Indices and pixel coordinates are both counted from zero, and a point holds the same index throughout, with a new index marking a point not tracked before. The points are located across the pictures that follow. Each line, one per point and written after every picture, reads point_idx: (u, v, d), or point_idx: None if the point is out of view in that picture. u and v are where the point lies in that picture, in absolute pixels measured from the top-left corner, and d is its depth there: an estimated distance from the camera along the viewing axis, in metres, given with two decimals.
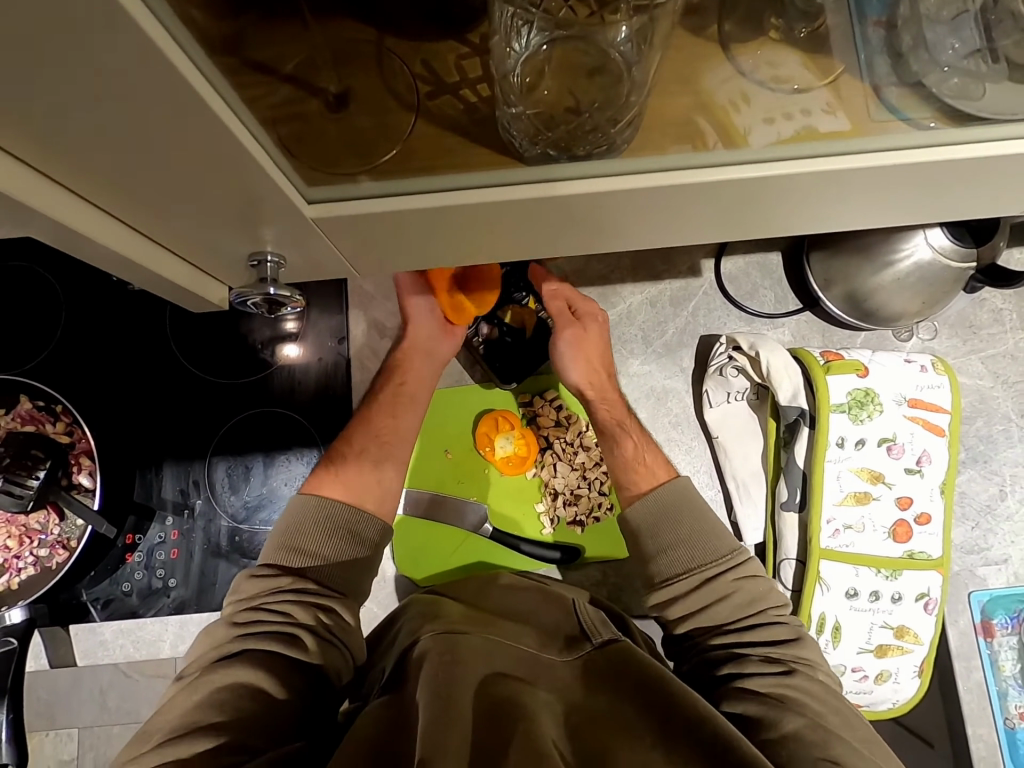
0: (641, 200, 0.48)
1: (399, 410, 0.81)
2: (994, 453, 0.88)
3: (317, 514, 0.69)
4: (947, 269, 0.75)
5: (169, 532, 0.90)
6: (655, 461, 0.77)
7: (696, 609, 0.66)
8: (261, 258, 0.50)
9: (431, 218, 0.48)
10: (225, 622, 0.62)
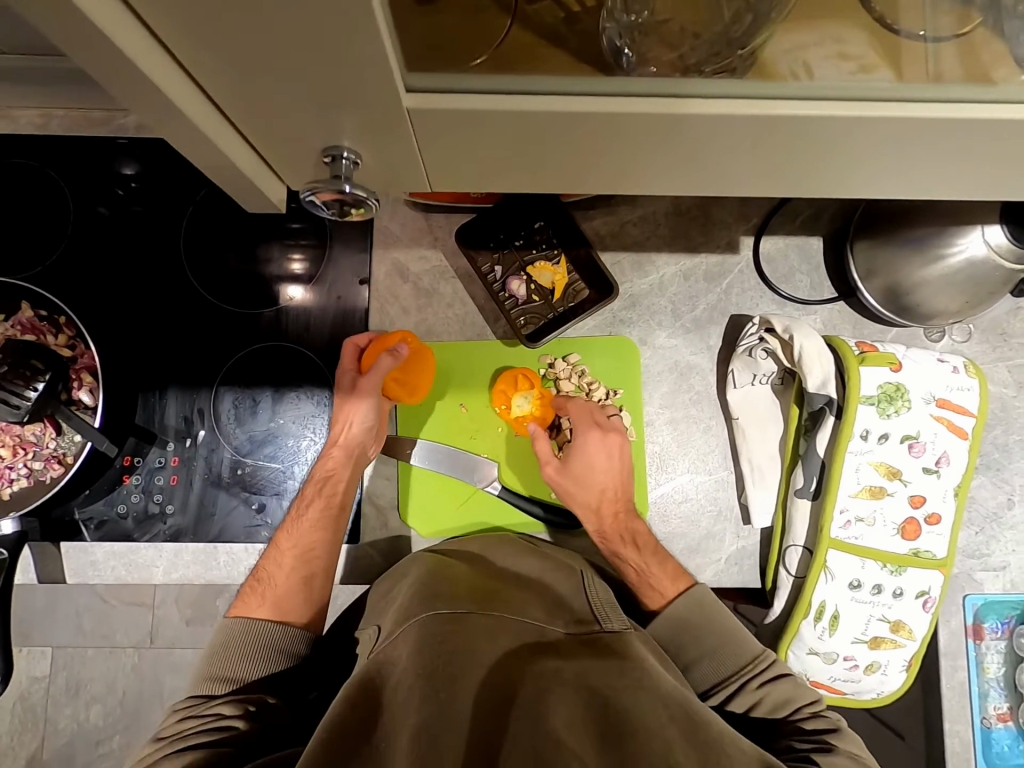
0: (726, 135, 0.47)
1: (317, 513, 0.78)
2: (1007, 462, 0.88)
3: (236, 639, 0.67)
4: (998, 269, 0.73)
5: (170, 458, 0.88)
6: (663, 575, 0.76)
7: (740, 705, 0.67)
8: (336, 153, 0.50)
9: (516, 125, 0.46)
10: (148, 746, 0.61)
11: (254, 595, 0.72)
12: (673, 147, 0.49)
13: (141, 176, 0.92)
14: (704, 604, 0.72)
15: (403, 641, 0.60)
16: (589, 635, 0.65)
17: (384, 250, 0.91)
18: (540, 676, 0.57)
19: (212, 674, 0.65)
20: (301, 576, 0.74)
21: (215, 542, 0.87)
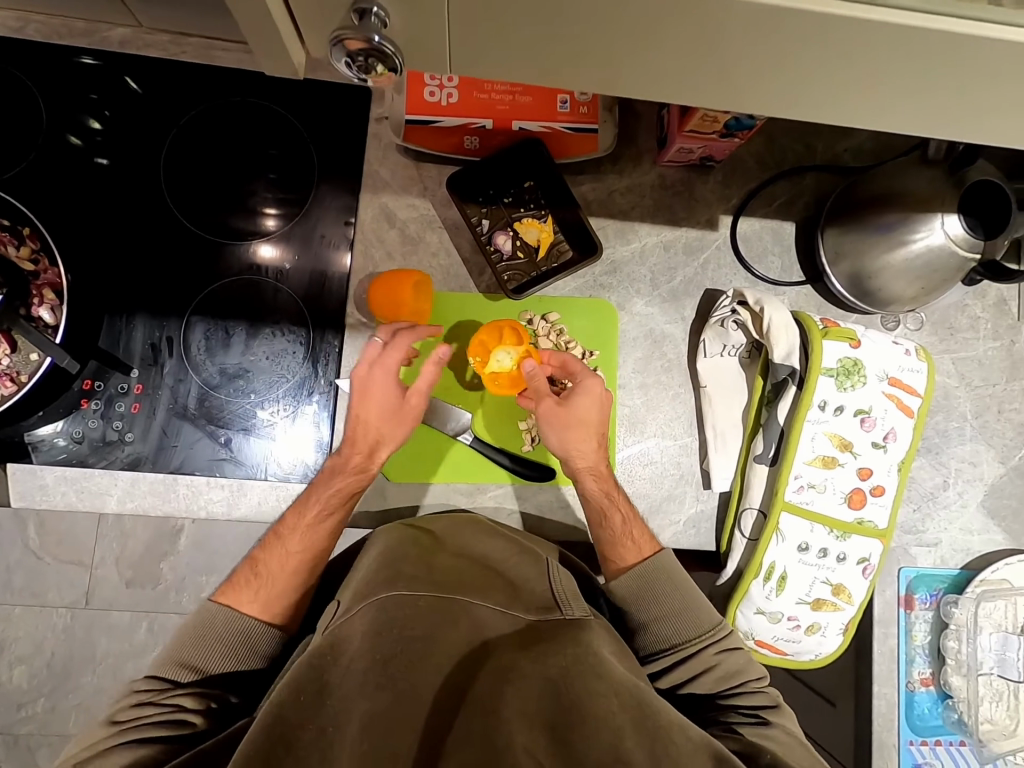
0: (761, 30, 0.39)
1: (326, 522, 0.76)
2: (945, 446, 0.95)
3: (206, 630, 0.69)
4: (953, 256, 0.77)
5: (134, 385, 0.86)
6: (641, 534, 0.78)
7: (680, 659, 0.71)
8: (365, 7, 0.39)
9: (560, 5, 0.38)
10: (105, 724, 0.64)
11: (245, 587, 0.72)
12: (699, 55, 0.42)
13: (125, 99, 0.89)
14: (669, 575, 0.75)
15: (357, 622, 0.59)
16: (547, 619, 0.63)
17: (373, 194, 0.91)
18: (495, 673, 0.58)
19: (178, 659, 0.67)
20: (295, 577, 0.74)
21: (175, 474, 0.85)
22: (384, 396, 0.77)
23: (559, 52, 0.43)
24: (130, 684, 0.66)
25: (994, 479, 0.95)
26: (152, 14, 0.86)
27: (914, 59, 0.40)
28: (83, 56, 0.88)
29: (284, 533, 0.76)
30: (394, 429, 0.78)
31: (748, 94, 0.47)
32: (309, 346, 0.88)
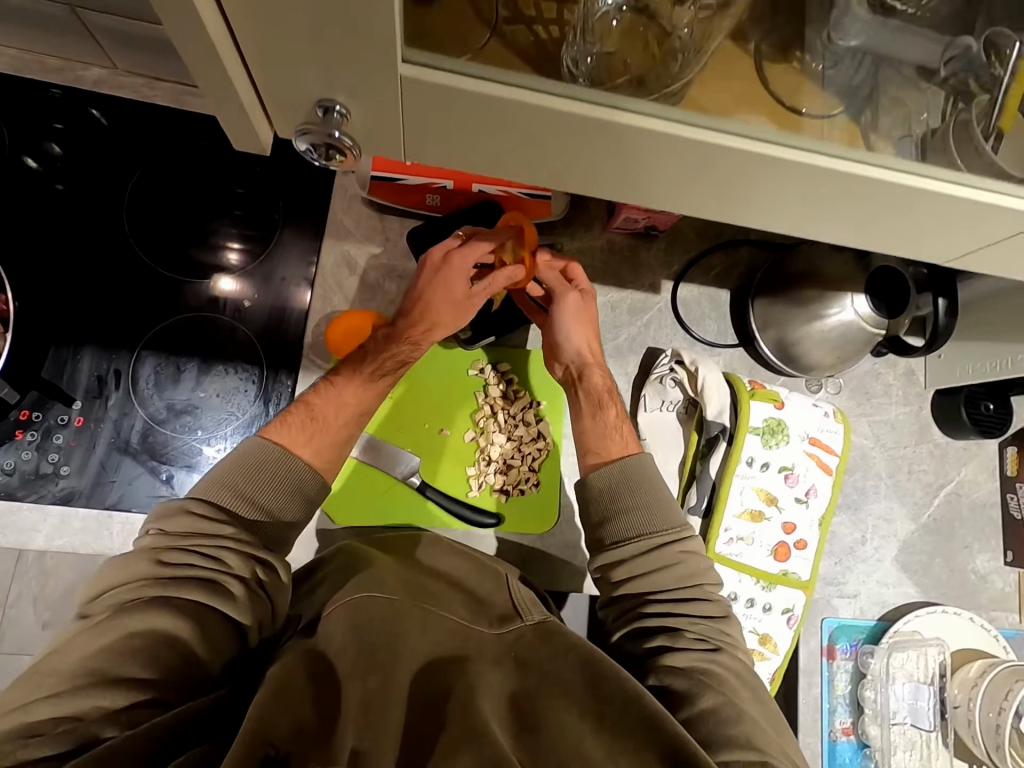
0: (673, 155, 0.45)
1: (379, 385, 0.79)
2: (862, 503, 1.02)
3: (261, 465, 0.67)
4: (862, 331, 0.87)
5: (74, 417, 0.84)
6: (626, 433, 0.79)
7: (639, 573, 0.70)
8: (329, 103, 0.41)
9: (506, 127, 0.43)
10: (151, 559, 0.60)
11: (301, 430, 0.72)
12: (617, 162, 0.46)
13: (92, 132, 0.91)
14: (647, 474, 0.74)
15: (333, 625, 0.60)
16: (511, 631, 0.66)
17: (336, 241, 0.94)
18: (465, 673, 0.59)
19: (231, 486, 0.65)
20: (345, 439, 0.76)
21: (109, 510, 0.83)
22: (449, 291, 0.79)
23: (496, 167, 0.47)
24: (184, 501, 0.64)
25: (906, 535, 1.03)
26: (130, 60, 0.89)
27: (825, 197, 0.49)
28: (52, 91, 0.90)
29: (340, 386, 0.77)
30: (450, 322, 0.80)
31: (666, 204, 0.53)
32: (262, 384, 0.89)
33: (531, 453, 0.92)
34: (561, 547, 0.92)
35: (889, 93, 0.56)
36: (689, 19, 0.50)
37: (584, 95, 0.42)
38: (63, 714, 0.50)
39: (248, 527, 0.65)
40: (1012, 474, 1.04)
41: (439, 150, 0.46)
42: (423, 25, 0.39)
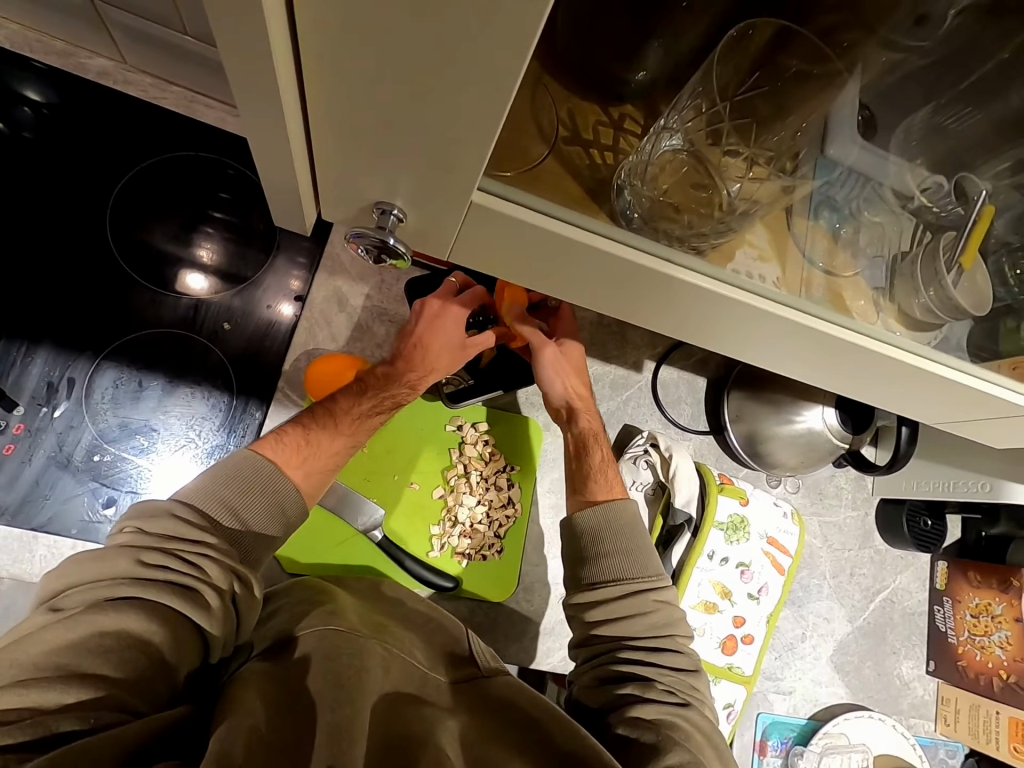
0: (710, 307, 0.47)
1: (371, 419, 0.75)
2: (806, 600, 1.06)
3: (250, 479, 0.62)
4: (828, 442, 0.92)
5: (13, 425, 0.78)
6: (615, 475, 0.78)
7: (612, 616, 0.67)
8: (387, 207, 0.41)
9: (550, 255, 0.44)
10: (130, 556, 0.52)
11: (295, 450, 0.67)
12: (655, 301, 0.48)
13: (84, 119, 0.87)
14: (632, 524, 0.72)
15: (299, 651, 0.57)
16: (468, 682, 0.64)
17: (329, 275, 0.91)
18: (430, 714, 0.55)
19: (216, 493, 0.59)
20: (334, 466, 0.71)
21: (37, 530, 0.77)
22: (453, 334, 0.76)
23: (541, 286, 0.48)
24: (170, 502, 0.57)
25: (842, 636, 1.07)
26: (141, 58, 0.85)
27: (835, 362, 0.52)
28: (32, 66, 0.84)
29: (336, 414, 0.73)
30: (451, 367, 0.78)
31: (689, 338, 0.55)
32: (228, 413, 0.84)
33: (498, 520, 0.91)
34: (516, 616, 0.90)
35: (868, 225, 0.53)
36: (741, 174, 0.45)
37: (639, 242, 0.43)
38: (27, 706, 0.42)
39: (231, 539, 0.59)
40: (941, 587, 1.09)
41: (493, 266, 0.47)
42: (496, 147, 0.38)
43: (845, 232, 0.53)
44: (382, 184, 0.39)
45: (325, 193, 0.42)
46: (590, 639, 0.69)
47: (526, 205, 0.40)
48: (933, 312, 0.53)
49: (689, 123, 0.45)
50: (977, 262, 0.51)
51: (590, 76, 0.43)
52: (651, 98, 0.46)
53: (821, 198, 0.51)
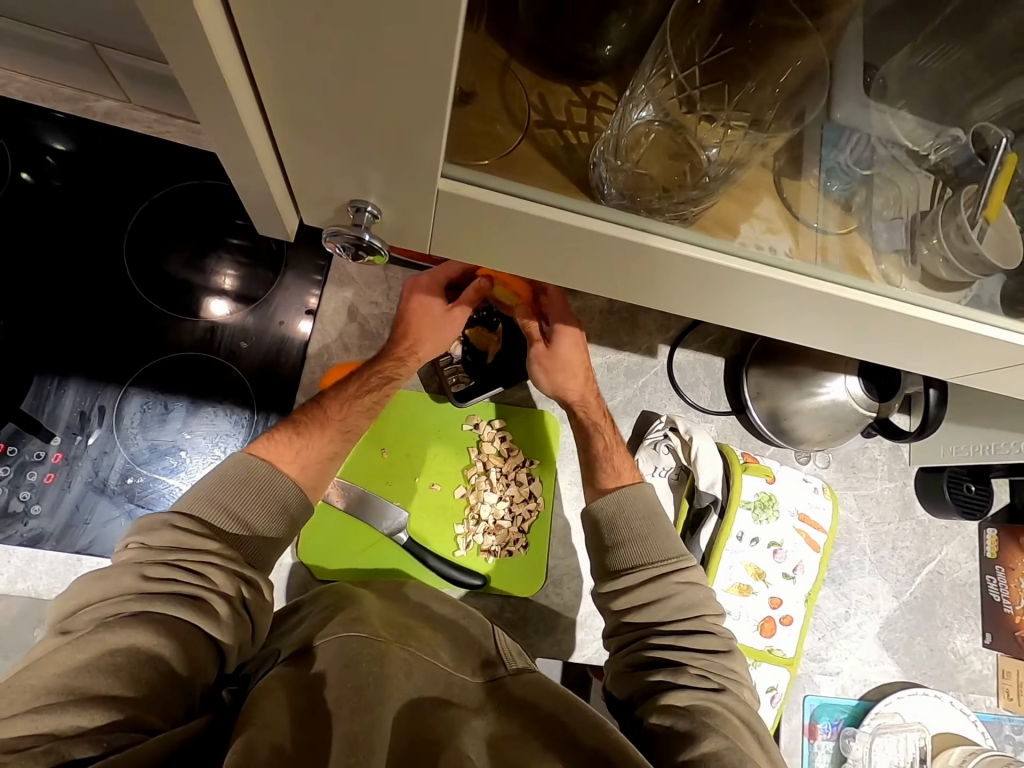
0: (697, 276, 0.46)
1: (365, 401, 0.76)
2: (847, 578, 1.03)
3: (259, 484, 0.64)
4: (853, 411, 0.89)
5: (51, 453, 0.82)
6: (622, 461, 0.78)
7: (640, 604, 0.68)
8: (361, 205, 0.42)
9: (534, 240, 0.44)
10: (133, 572, 0.55)
11: (287, 445, 0.69)
12: (642, 273, 0.47)
13: (96, 157, 0.91)
14: (647, 505, 0.73)
15: (322, 658, 0.58)
16: (494, 679, 0.65)
17: (337, 286, 0.93)
18: (450, 721, 0.57)
19: (222, 503, 0.61)
20: (332, 455, 0.73)
21: (81, 554, 0.80)
22: (430, 308, 0.80)
23: (531, 269, 0.48)
24: (168, 515, 0.59)
25: (888, 612, 1.03)
26: (142, 95, 0.88)
27: (841, 323, 0.50)
28: (53, 116, 0.89)
29: (326, 403, 0.75)
30: (436, 341, 0.80)
31: (693, 310, 0.54)
32: (251, 428, 0.87)
33: (521, 515, 0.91)
34: (547, 610, 0.90)
35: (883, 186, 0.52)
36: (719, 138, 0.46)
37: (616, 216, 0.43)
38: (43, 732, 0.44)
39: (235, 543, 0.61)
40: (992, 556, 1.05)
41: (477, 253, 0.48)
42: (464, 139, 0.39)
43: (857, 197, 0.52)
44: (355, 186, 0.40)
45: (306, 200, 0.44)
46: (620, 627, 0.69)
47: (498, 189, 0.40)
48: (958, 265, 0.49)
49: (656, 90, 0.44)
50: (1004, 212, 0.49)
51: (556, 58, 0.43)
52: (621, 71, 0.46)
53: (829, 160, 0.52)
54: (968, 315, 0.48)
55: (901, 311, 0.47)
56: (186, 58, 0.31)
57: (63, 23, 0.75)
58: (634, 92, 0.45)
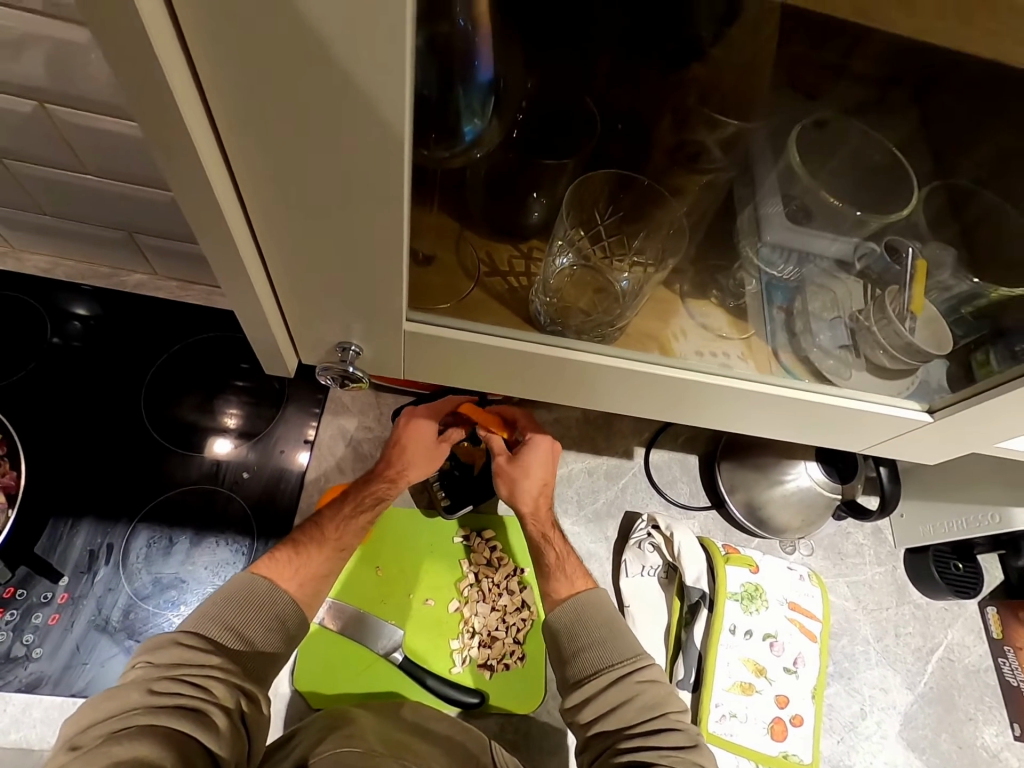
0: (625, 383, 0.57)
1: (359, 520, 0.81)
2: (856, 671, 1.01)
3: (262, 599, 0.68)
4: (820, 494, 0.94)
5: (58, 595, 0.85)
6: (575, 572, 0.81)
7: (604, 710, 0.68)
8: (346, 346, 0.53)
9: (490, 360, 0.54)
10: (140, 687, 0.58)
11: (288, 564, 0.73)
12: (577, 385, 0.58)
13: (121, 321, 1.04)
14: (602, 608, 0.75)
15: None
16: None
17: (334, 415, 1.03)
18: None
19: (223, 621, 0.65)
20: (327, 573, 0.76)
21: (77, 697, 0.81)
22: (423, 431, 0.86)
23: (482, 382, 0.58)
24: (174, 632, 0.63)
25: (906, 706, 0.99)
26: (168, 267, 1.04)
27: (755, 410, 0.61)
28: (82, 289, 1.04)
29: (324, 521, 0.80)
30: (422, 464, 0.86)
31: (634, 412, 0.64)
32: (251, 555, 0.91)
33: (515, 625, 0.92)
34: (549, 727, 0.88)
35: (817, 293, 0.62)
36: (627, 272, 0.61)
37: (547, 336, 0.55)
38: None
39: (236, 656, 0.64)
40: (999, 636, 1.04)
41: (442, 375, 0.58)
42: (428, 290, 0.51)
43: (795, 304, 0.63)
44: (340, 319, 0.50)
45: (302, 343, 0.54)
46: (591, 742, 0.69)
47: (458, 325, 0.52)
48: (886, 367, 0.60)
49: (574, 242, 0.60)
50: (929, 306, 0.58)
51: (499, 224, 0.55)
52: (548, 229, 0.58)
53: (767, 277, 0.62)
54: (840, 395, 0.58)
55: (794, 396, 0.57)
56: (217, 245, 0.43)
57: (109, 217, 0.92)
58: (558, 237, 0.59)
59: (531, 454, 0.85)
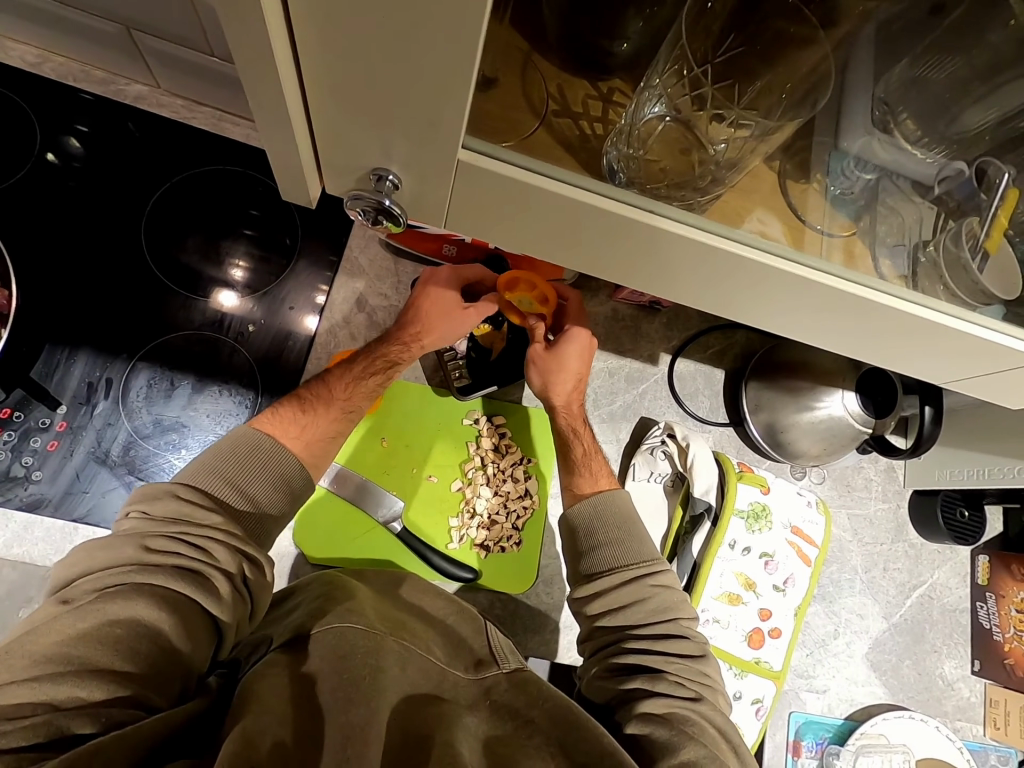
0: (694, 259, 0.48)
1: (369, 382, 0.78)
2: (837, 596, 1.03)
3: (248, 454, 0.64)
4: (850, 427, 0.89)
5: (57, 422, 0.83)
6: (600, 469, 0.79)
7: (613, 607, 0.69)
8: (383, 173, 0.44)
9: (551, 218, 0.46)
10: (135, 543, 0.55)
11: (290, 422, 0.71)
12: (644, 258, 0.50)
13: (120, 139, 0.93)
14: (622, 509, 0.74)
15: (316, 650, 0.59)
16: (487, 679, 0.65)
17: (348, 277, 0.95)
18: (447, 715, 0.58)
19: (226, 477, 0.62)
20: (334, 434, 0.74)
21: (77, 522, 0.81)
22: (443, 302, 0.80)
23: (541, 248, 0.51)
24: (172, 484, 0.60)
25: (878, 633, 1.03)
26: (172, 81, 0.91)
27: (836, 316, 0.52)
28: (81, 97, 0.92)
29: (328, 385, 0.76)
30: (442, 331, 0.81)
31: (689, 300, 0.55)
32: (254, 409, 0.88)
33: (516, 511, 0.92)
34: (537, 609, 0.90)
35: (892, 219, 0.55)
36: (727, 136, 0.50)
37: (621, 195, 0.45)
38: (41, 700, 0.45)
39: (237, 517, 0.61)
40: (983, 583, 1.04)
41: (486, 227, 0.50)
42: (488, 121, 0.43)
43: (862, 220, 0.55)
44: (379, 152, 0.42)
45: (330, 174, 0.46)
46: (595, 633, 0.71)
47: (516, 164, 0.43)
48: (960, 295, 0.52)
49: (671, 90, 0.49)
50: (1004, 246, 0.51)
51: (579, 54, 0.48)
52: (636, 67, 0.51)
53: (836, 188, 0.55)
54: (931, 305, 0.50)
55: (890, 303, 0.49)
56: (240, 41, 0.34)
57: (102, 4, 0.78)
58: (650, 86, 0.50)
59: (573, 345, 0.81)
